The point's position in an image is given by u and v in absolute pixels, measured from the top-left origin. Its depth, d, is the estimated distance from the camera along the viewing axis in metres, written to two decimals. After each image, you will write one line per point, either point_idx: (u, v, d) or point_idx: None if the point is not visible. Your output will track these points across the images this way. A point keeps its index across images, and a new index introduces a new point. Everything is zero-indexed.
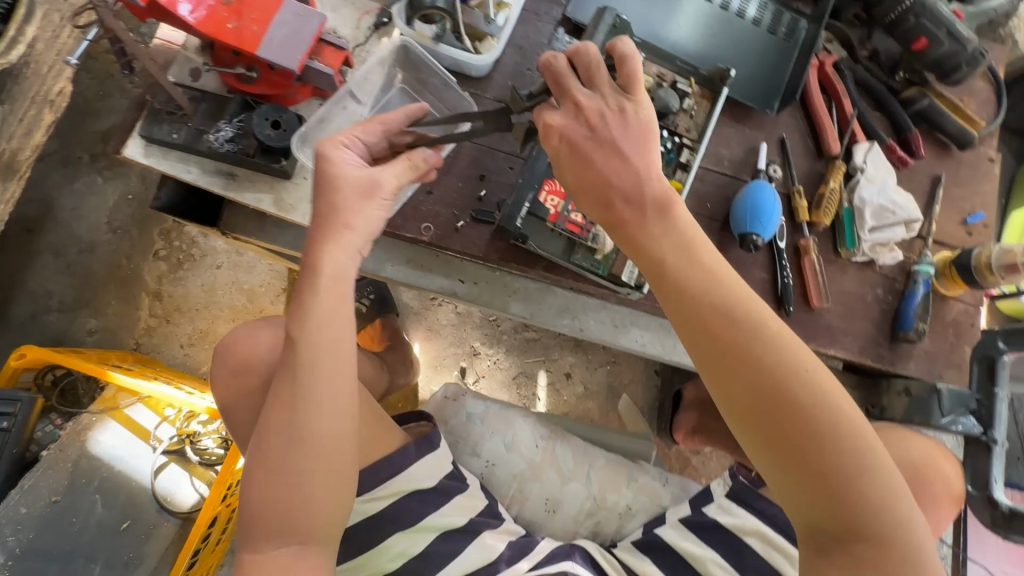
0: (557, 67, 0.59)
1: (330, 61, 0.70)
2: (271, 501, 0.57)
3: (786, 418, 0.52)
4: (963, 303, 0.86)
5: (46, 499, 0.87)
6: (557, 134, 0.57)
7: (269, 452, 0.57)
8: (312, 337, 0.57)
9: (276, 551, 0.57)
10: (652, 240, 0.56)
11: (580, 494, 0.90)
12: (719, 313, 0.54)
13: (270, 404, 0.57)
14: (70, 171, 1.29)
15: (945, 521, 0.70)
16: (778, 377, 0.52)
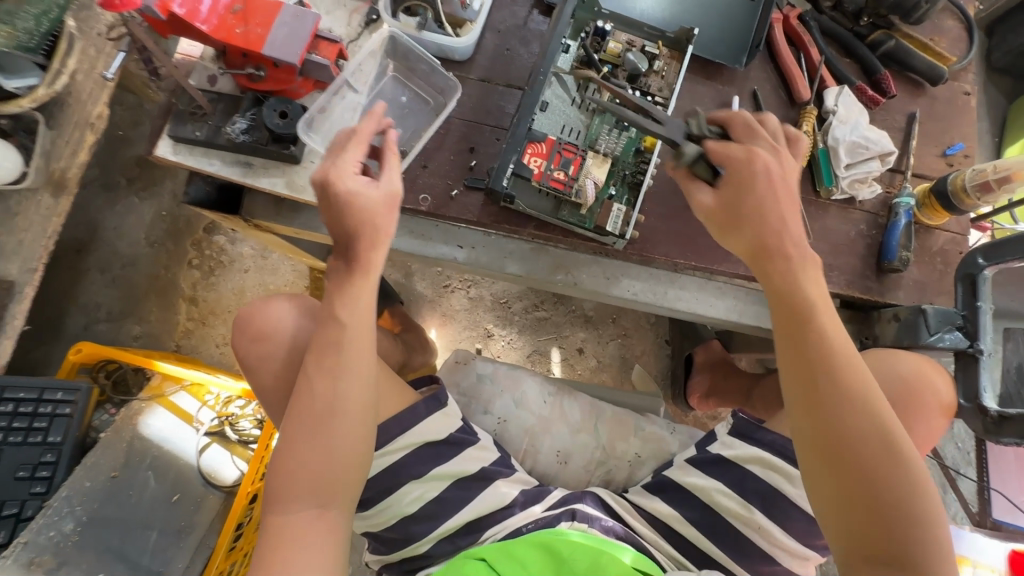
0: (752, 121, 0.71)
1: (327, 53, 0.78)
2: (302, 465, 0.64)
3: (866, 451, 0.62)
4: (949, 232, 0.88)
5: (106, 474, 0.97)
6: (754, 170, 0.67)
7: (302, 422, 0.65)
8: (343, 317, 0.67)
9: (301, 511, 0.64)
10: (807, 283, 0.66)
11: (590, 444, 0.95)
12: (838, 349, 0.64)
13: (307, 379, 0.66)
14: (110, 196, 1.41)
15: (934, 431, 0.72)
16: (873, 418, 0.63)
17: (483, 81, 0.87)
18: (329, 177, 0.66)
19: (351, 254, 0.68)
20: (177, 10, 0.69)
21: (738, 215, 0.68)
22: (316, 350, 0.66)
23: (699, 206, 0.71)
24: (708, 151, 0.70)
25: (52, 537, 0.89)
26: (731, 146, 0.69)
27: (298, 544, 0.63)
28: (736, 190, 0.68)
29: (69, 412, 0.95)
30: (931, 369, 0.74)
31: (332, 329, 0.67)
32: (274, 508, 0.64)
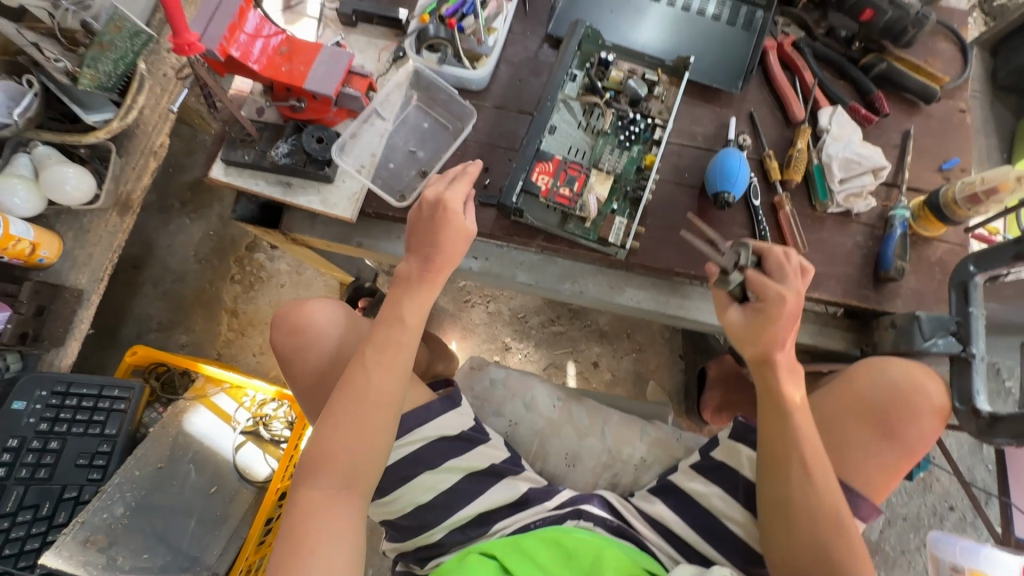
0: (788, 257, 0.71)
1: (358, 87, 0.89)
2: (342, 443, 0.69)
3: (798, 521, 0.67)
4: (947, 244, 0.91)
5: (153, 465, 1.06)
6: (783, 311, 0.69)
7: (348, 404, 0.71)
8: (406, 318, 0.75)
9: (333, 488, 0.69)
10: (792, 396, 0.69)
11: (597, 447, 0.99)
12: (812, 469, 0.67)
13: (362, 366, 0.72)
14: (164, 217, 1.56)
15: (928, 434, 0.74)
16: (809, 496, 0.67)
17: (497, 108, 0.96)
18: (447, 199, 0.78)
19: (424, 267, 0.77)
20: (234, 52, 0.79)
21: (748, 334, 0.72)
22: (376, 342, 0.74)
23: (725, 322, 0.74)
24: (748, 280, 0.72)
25: (105, 519, 0.99)
26: (768, 283, 0.70)
27: (327, 519, 0.67)
28: (763, 322, 0.70)
29: (123, 407, 1.06)
30: (925, 373, 0.76)
31: (393, 326, 0.75)
32: (305, 482, 0.69)
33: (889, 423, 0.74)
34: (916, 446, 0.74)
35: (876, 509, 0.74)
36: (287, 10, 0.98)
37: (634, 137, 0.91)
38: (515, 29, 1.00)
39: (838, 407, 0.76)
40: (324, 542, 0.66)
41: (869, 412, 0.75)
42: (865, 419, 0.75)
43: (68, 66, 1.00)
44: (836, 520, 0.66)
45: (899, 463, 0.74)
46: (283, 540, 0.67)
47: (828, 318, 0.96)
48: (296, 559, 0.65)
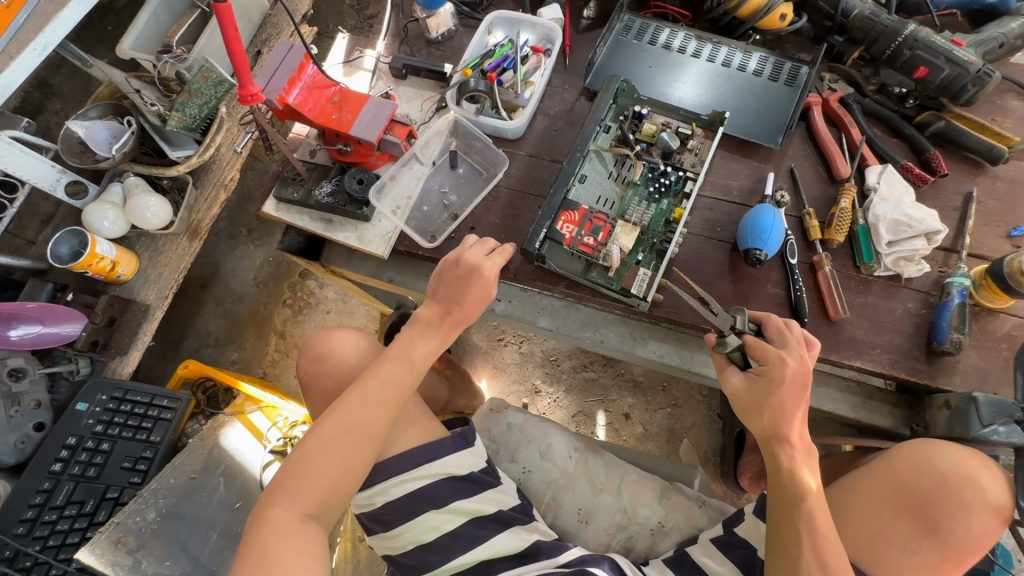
0: (788, 326, 0.73)
1: (398, 133, 0.95)
2: (322, 468, 0.70)
3: None
4: (1017, 318, 0.82)
5: (187, 475, 1.10)
6: (783, 375, 0.69)
7: (338, 429, 0.71)
8: (416, 360, 0.78)
9: (300, 514, 0.69)
10: (804, 476, 0.68)
11: (612, 506, 0.95)
12: (827, 556, 0.66)
13: (361, 397, 0.74)
14: (233, 242, 1.70)
15: (978, 530, 0.67)
16: None
17: (531, 156, 1.00)
18: (483, 267, 0.79)
19: (445, 314, 0.80)
20: (291, 101, 0.88)
21: (751, 396, 0.72)
22: (380, 374, 0.75)
23: (727, 387, 0.75)
24: (746, 344, 0.73)
25: (137, 522, 1.00)
26: (767, 346, 0.71)
27: (287, 543, 0.66)
28: (767, 385, 0.70)
29: (169, 417, 1.14)
30: (974, 457, 0.70)
31: (401, 366, 0.77)
32: (274, 503, 0.69)
33: (925, 512, 0.68)
34: (963, 547, 0.67)
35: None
36: (346, 64, 1.08)
37: (663, 189, 0.91)
38: (554, 82, 1.04)
39: (875, 491, 0.71)
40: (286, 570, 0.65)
41: (910, 495, 0.69)
42: (904, 508, 0.69)
43: (160, 109, 1.12)
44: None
45: (941, 564, 0.68)
46: (245, 564, 0.66)
47: (873, 391, 0.89)
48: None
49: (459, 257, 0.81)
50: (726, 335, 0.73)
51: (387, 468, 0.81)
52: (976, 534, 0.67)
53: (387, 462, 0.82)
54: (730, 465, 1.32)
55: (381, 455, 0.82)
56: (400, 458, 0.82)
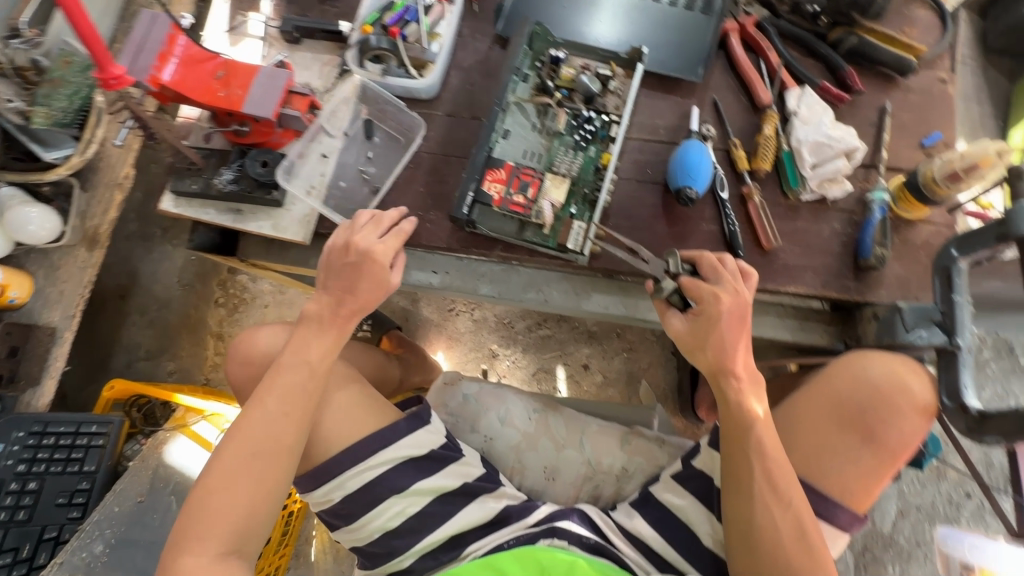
0: (721, 261, 0.75)
1: (298, 105, 0.86)
2: (232, 503, 0.65)
3: (753, 533, 0.69)
4: (934, 225, 0.85)
5: (134, 499, 1.04)
6: (720, 311, 0.72)
7: (240, 455, 0.66)
8: (314, 361, 0.72)
9: (215, 555, 0.64)
10: (751, 404, 0.71)
11: (576, 460, 0.96)
12: (777, 479, 0.69)
13: (261, 413, 0.68)
14: (148, 244, 1.56)
15: (909, 431, 0.71)
16: (770, 504, 0.69)
17: (449, 116, 0.93)
18: (375, 252, 0.75)
19: (337, 308, 0.75)
20: (166, 80, 0.78)
21: (695, 332, 0.74)
22: (278, 387, 0.69)
23: (671, 330, 0.77)
24: (681, 287, 0.75)
25: (84, 557, 0.96)
26: (702, 284, 0.73)
27: None
28: (706, 323, 0.73)
29: (102, 443, 1.06)
30: (905, 365, 0.73)
31: (299, 371, 0.71)
32: (182, 551, 0.63)
33: (863, 420, 0.72)
34: (898, 449, 0.71)
35: (858, 519, 0.72)
36: (230, 31, 0.96)
37: (589, 135, 0.87)
38: (463, 31, 0.96)
39: (819, 409, 0.74)
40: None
41: (849, 408, 0.72)
42: (846, 420, 0.72)
43: (19, 105, 0.94)
44: (807, 544, 0.68)
45: (880, 467, 0.72)
46: None
47: (808, 313, 0.90)
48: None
49: (348, 240, 0.76)
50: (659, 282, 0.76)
51: (339, 463, 0.78)
52: (908, 433, 0.71)
53: (342, 454, 0.78)
54: (688, 399, 1.36)
55: (332, 449, 0.79)
56: (353, 448, 0.79)
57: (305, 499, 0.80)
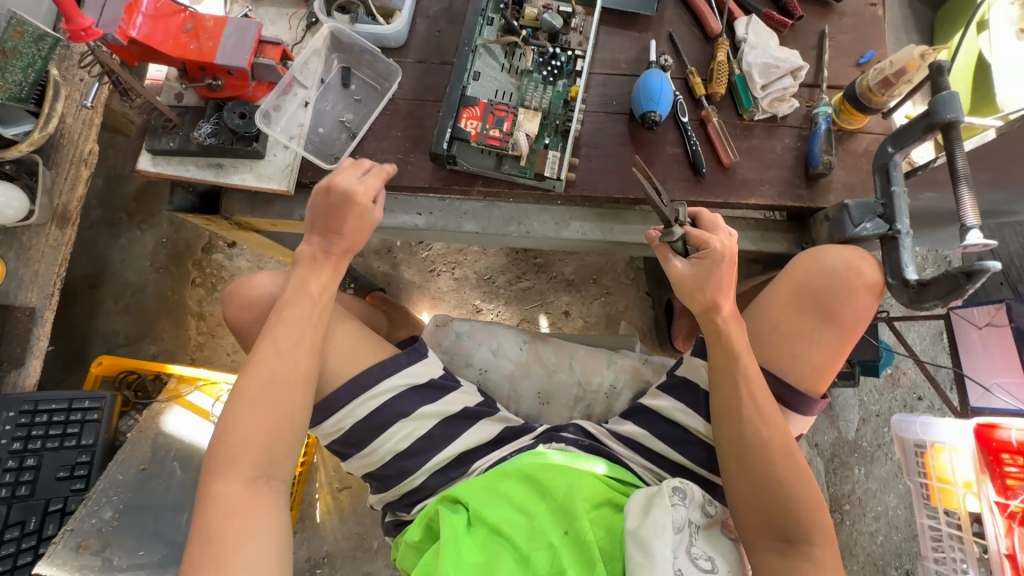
0: (717, 217, 0.84)
1: (271, 55, 0.87)
2: (256, 426, 0.70)
3: (735, 431, 0.80)
4: (872, 134, 0.94)
5: (136, 467, 1.06)
6: (724, 256, 0.80)
7: (260, 383, 0.71)
8: (314, 294, 0.78)
9: (247, 479, 0.68)
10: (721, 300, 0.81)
11: (568, 382, 1.02)
12: (755, 386, 0.80)
13: (272, 345, 0.73)
14: (114, 230, 1.57)
15: (863, 304, 0.80)
16: (745, 404, 0.79)
17: (420, 62, 0.96)
18: (357, 193, 0.79)
19: (329, 246, 0.80)
20: (135, 34, 0.78)
21: (693, 275, 0.82)
22: (284, 319, 0.75)
23: (672, 273, 0.84)
24: (689, 235, 0.82)
25: (94, 523, 0.98)
26: (709, 235, 0.81)
27: (242, 512, 0.66)
28: (709, 266, 0.81)
29: (97, 417, 1.05)
30: (859, 257, 0.81)
31: (301, 304, 0.77)
32: (214, 482, 0.67)
33: (826, 307, 0.80)
34: (854, 323, 0.81)
35: (821, 399, 0.83)
36: None
37: (556, 71, 0.92)
38: None
39: (788, 304, 0.82)
40: (246, 532, 0.65)
41: (814, 298, 0.81)
42: (812, 311, 0.81)
43: None
44: (785, 446, 0.79)
45: (842, 345, 0.81)
46: (196, 544, 0.64)
47: (768, 224, 0.97)
48: (217, 559, 0.62)
49: (331, 184, 0.79)
50: (672, 225, 0.80)
51: (347, 392, 0.82)
52: (864, 311, 0.81)
53: (348, 384, 0.82)
54: (665, 333, 1.45)
55: (337, 381, 0.82)
56: (357, 378, 0.82)
57: (316, 431, 0.84)
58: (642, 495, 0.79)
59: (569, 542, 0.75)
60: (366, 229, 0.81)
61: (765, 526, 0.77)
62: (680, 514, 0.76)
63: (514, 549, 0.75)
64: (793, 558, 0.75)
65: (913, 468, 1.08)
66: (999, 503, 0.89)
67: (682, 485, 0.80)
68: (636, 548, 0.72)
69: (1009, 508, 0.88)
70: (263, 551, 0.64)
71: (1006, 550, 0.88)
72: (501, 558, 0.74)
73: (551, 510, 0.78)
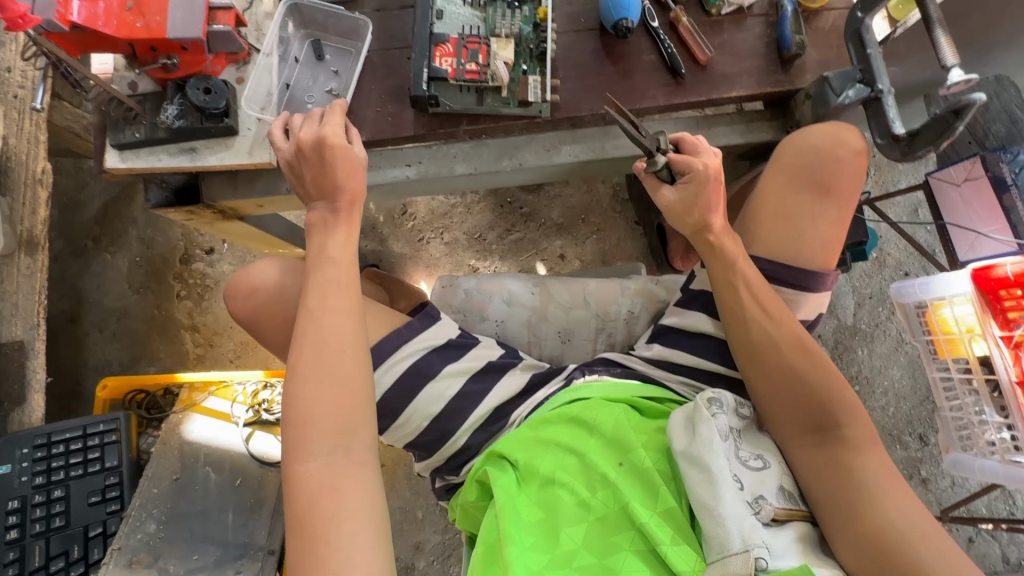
0: (700, 138, 0.85)
1: (225, 21, 0.82)
2: (320, 400, 0.69)
3: (747, 336, 0.83)
4: (836, 10, 0.95)
5: (169, 478, 1.03)
6: (709, 175, 0.82)
7: (312, 356, 0.71)
8: (335, 255, 0.77)
9: (327, 455, 0.68)
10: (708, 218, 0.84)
11: (585, 317, 1.04)
12: (756, 288, 0.83)
13: (314, 317, 0.73)
14: (82, 260, 1.50)
15: (862, 182, 0.86)
16: (750, 310, 0.83)
17: (378, 10, 0.92)
18: (326, 135, 0.79)
19: (335, 205, 0.80)
20: (76, 19, 0.74)
21: (680, 204, 0.85)
22: (315, 288, 0.75)
23: (663, 203, 0.87)
24: (672, 161, 0.83)
25: (141, 538, 0.96)
26: (691, 158, 0.83)
27: (334, 487, 0.67)
28: (696, 189, 0.84)
29: (116, 438, 1.03)
30: (838, 130, 0.85)
31: (327, 267, 0.77)
32: (295, 465, 0.68)
33: (822, 182, 0.85)
34: (850, 197, 0.86)
35: (832, 273, 0.86)
36: None
37: None
38: None
39: (785, 194, 0.86)
40: (342, 506, 0.66)
41: (804, 179, 0.85)
42: (808, 196, 0.85)
43: None
44: (798, 340, 0.82)
45: (842, 217, 0.85)
46: (299, 529, 0.65)
47: (751, 116, 0.98)
48: (321, 534, 0.64)
49: (298, 142, 0.79)
50: (655, 155, 0.81)
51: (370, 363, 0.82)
52: (852, 178, 0.85)
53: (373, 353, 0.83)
54: (662, 255, 1.47)
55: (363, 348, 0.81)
56: (375, 348, 0.83)
57: None
58: (682, 415, 0.78)
59: (626, 472, 0.77)
60: (359, 172, 0.81)
61: (795, 421, 0.80)
62: (722, 422, 0.76)
63: (573, 493, 0.77)
64: (829, 445, 0.78)
65: (917, 328, 1.14)
66: (1004, 337, 0.95)
67: (716, 396, 0.79)
68: (691, 467, 0.72)
69: (1013, 339, 0.95)
70: (362, 518, 0.66)
71: (1016, 378, 0.95)
72: (562, 504, 0.76)
73: (602, 445, 0.80)
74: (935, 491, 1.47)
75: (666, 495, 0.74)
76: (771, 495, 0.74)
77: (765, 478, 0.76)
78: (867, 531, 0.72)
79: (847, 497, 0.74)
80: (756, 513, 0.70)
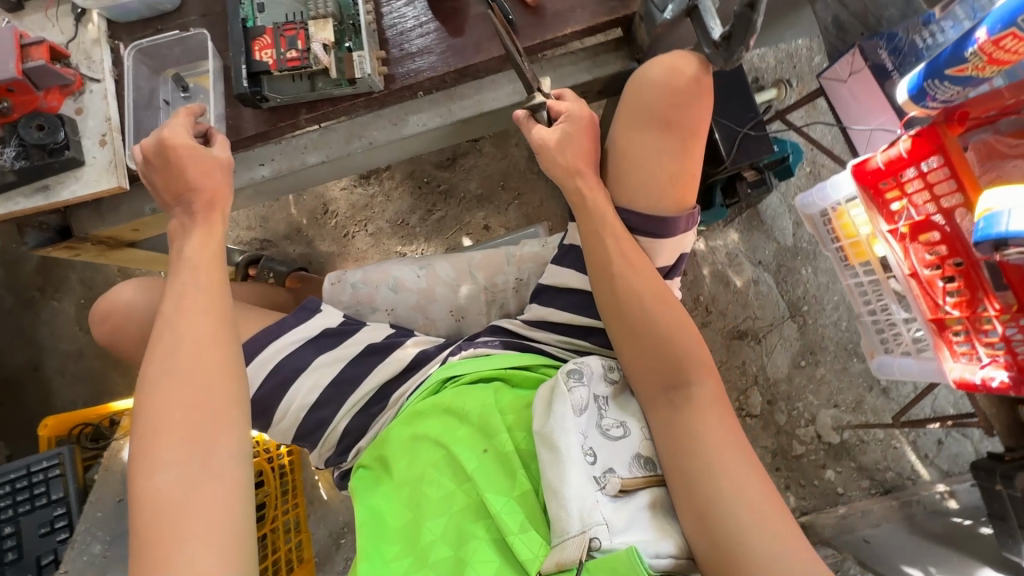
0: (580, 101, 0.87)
1: (40, 55, 0.83)
2: (173, 408, 0.66)
3: (605, 282, 0.75)
4: None
5: (113, 500, 1.08)
6: (585, 116, 0.81)
7: (165, 364, 0.68)
8: (194, 256, 0.76)
9: (177, 469, 0.63)
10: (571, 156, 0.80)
11: (474, 292, 1.00)
12: (613, 229, 0.76)
13: (169, 322, 0.70)
14: (33, 310, 1.57)
15: (708, 111, 0.78)
16: (605, 252, 0.75)
17: (204, 16, 0.93)
18: (166, 137, 0.79)
19: (189, 207, 0.79)
20: None
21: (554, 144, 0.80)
22: (174, 293, 0.73)
23: (535, 140, 0.82)
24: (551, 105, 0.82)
25: (88, 559, 1.02)
26: (569, 103, 0.83)
27: (183, 502, 0.62)
28: (569, 129, 0.80)
29: (61, 471, 1.08)
30: (679, 59, 0.77)
31: (185, 269, 0.75)
32: (144, 484, 0.63)
33: (664, 113, 0.77)
34: (695, 127, 0.78)
35: (685, 215, 0.80)
36: None
37: None
38: None
39: (635, 127, 0.79)
40: (192, 520, 0.61)
41: (650, 115, 0.78)
42: (655, 128, 0.78)
43: None
44: (657, 289, 0.74)
45: (687, 147, 0.78)
46: (144, 553, 0.60)
47: (596, 48, 0.96)
48: (165, 554, 0.59)
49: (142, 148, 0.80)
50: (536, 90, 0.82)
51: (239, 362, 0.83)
52: (699, 109, 0.78)
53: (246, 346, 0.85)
54: None
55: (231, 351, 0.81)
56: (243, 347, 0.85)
57: None
58: (544, 392, 0.72)
59: (489, 459, 0.72)
60: (215, 174, 0.80)
61: (650, 380, 0.72)
62: (581, 396, 0.70)
63: (439, 487, 0.73)
64: (679, 408, 0.69)
65: (826, 237, 1.09)
66: (890, 232, 0.91)
67: (578, 367, 0.73)
68: (543, 446, 0.67)
69: (899, 232, 0.90)
70: (213, 530, 0.61)
71: (908, 271, 0.90)
72: (428, 498, 0.72)
73: (468, 433, 0.75)
74: (896, 399, 1.44)
75: (523, 479, 0.69)
76: (624, 467, 0.68)
77: (622, 449, 0.70)
78: (697, 504, 0.64)
79: (685, 468, 0.66)
80: (600, 489, 0.65)
